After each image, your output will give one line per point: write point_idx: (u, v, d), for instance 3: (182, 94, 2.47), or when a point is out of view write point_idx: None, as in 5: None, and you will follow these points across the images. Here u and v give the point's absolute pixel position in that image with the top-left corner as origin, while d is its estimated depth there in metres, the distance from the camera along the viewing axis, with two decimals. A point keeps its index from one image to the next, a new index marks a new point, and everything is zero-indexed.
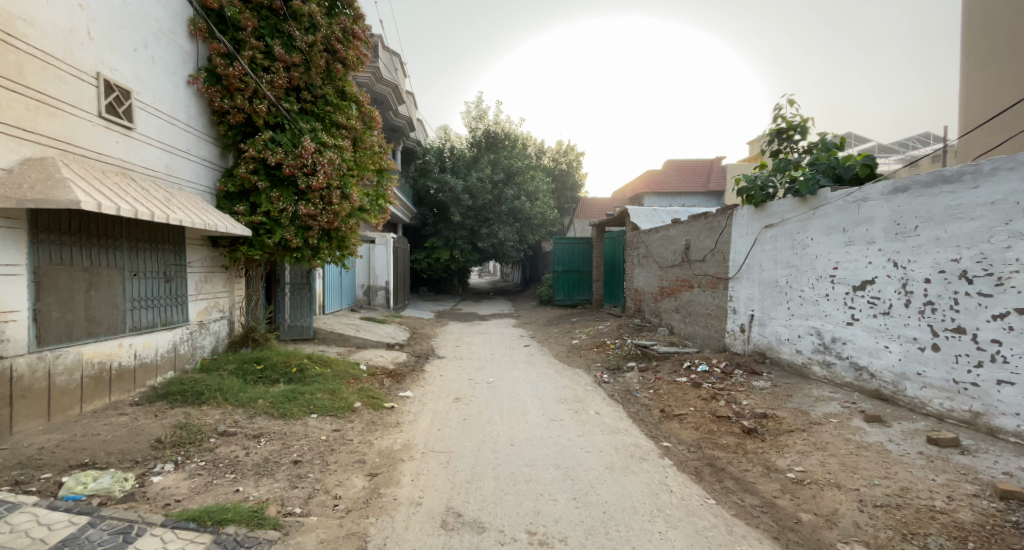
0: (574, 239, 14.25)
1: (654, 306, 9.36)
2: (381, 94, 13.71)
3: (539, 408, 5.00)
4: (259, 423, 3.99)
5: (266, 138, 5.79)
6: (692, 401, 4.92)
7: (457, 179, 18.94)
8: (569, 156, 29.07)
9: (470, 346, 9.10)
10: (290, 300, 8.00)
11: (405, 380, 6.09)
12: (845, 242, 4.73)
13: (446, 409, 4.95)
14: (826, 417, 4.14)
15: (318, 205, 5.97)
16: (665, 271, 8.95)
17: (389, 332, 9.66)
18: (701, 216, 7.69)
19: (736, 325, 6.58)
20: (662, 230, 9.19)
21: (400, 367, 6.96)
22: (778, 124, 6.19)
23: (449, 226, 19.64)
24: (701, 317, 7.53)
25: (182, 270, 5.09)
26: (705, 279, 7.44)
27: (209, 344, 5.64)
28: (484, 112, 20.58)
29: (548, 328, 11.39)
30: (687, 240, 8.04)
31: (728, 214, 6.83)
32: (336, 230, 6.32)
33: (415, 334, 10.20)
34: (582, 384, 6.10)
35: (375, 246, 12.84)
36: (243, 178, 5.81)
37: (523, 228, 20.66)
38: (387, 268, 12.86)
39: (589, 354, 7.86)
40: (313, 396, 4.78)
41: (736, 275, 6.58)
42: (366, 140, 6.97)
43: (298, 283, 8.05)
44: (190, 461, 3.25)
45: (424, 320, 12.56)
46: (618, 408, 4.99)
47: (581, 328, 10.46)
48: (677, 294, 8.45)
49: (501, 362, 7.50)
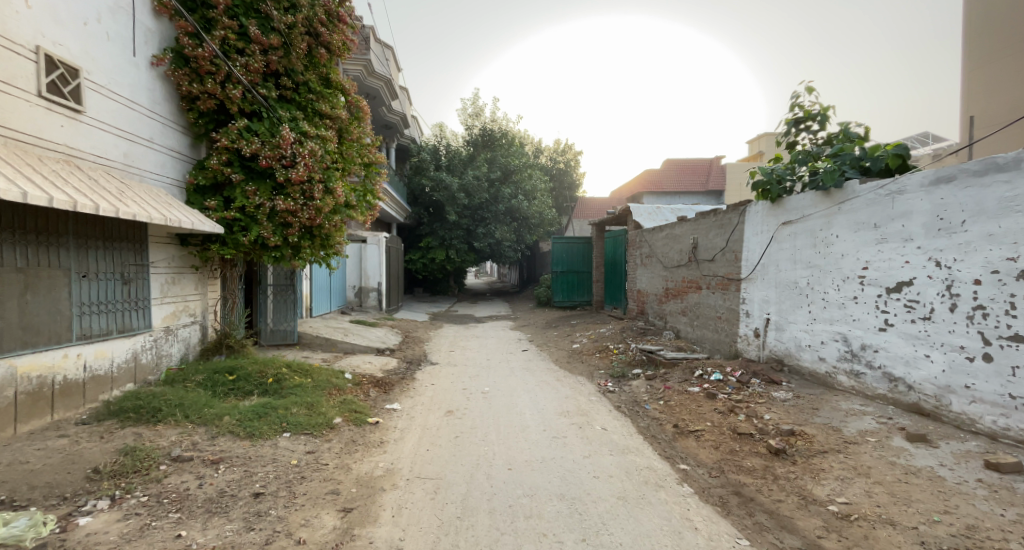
0: (573, 239, 13.79)
1: (659, 308, 8.92)
2: (373, 88, 13.26)
3: (539, 423, 4.53)
4: (223, 445, 3.52)
5: (240, 126, 5.31)
6: (708, 415, 4.47)
7: (453, 177, 18.48)
8: (566, 155, 28.66)
9: (466, 350, 8.62)
10: (274, 304, 7.54)
11: (394, 390, 5.62)
12: (878, 239, 4.28)
13: (436, 425, 4.47)
14: (862, 435, 3.68)
15: (298, 200, 5.50)
16: (670, 272, 8.52)
17: (380, 336, 9.18)
18: (710, 213, 7.24)
19: (750, 329, 6.14)
20: (667, 229, 8.74)
21: (389, 375, 6.48)
22: (795, 113, 5.78)
23: (445, 225, 19.16)
24: (711, 320, 7.08)
25: (144, 271, 4.60)
26: (715, 281, 7.00)
27: (177, 352, 5.15)
28: (480, 109, 20.12)
29: (547, 331, 10.94)
30: (695, 238, 7.59)
31: (741, 210, 6.38)
32: (318, 227, 5.85)
33: (407, 339, 9.71)
34: (585, 394, 5.65)
35: (367, 245, 12.35)
36: (215, 170, 5.32)
37: (521, 228, 20.20)
38: (379, 269, 12.37)
39: (591, 360, 7.40)
40: (288, 411, 4.29)
41: (751, 276, 6.13)
42: (353, 132, 6.49)
43: (282, 285, 7.59)
44: (129, 496, 2.81)
45: (418, 323, 12.09)
46: (626, 423, 4.53)
47: (581, 331, 10.01)
48: (684, 296, 8.01)
49: (498, 368, 7.04)
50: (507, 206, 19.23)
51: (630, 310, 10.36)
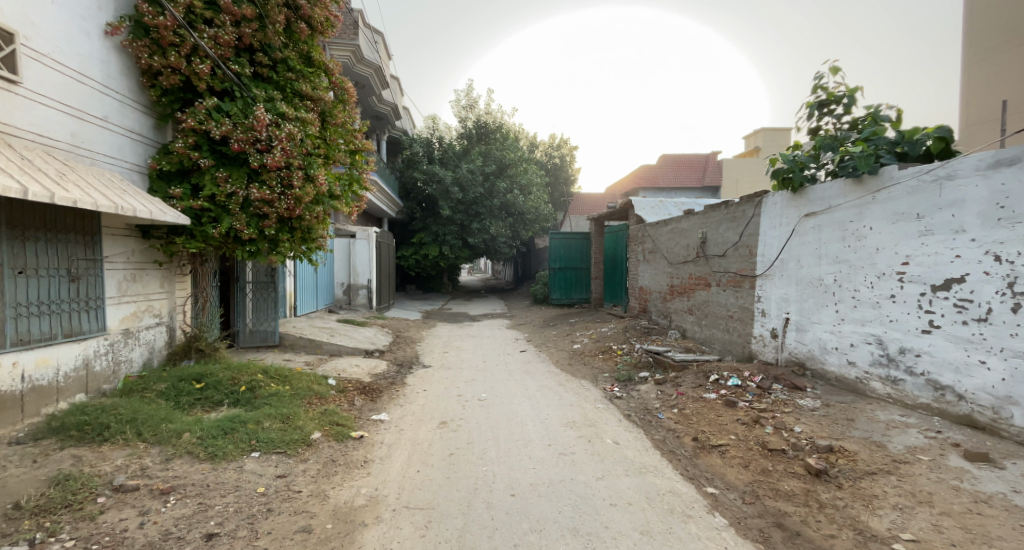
0: (571, 234, 13.32)
1: (664, 307, 8.48)
2: (361, 76, 12.73)
3: (543, 437, 4.06)
4: (178, 469, 3.01)
5: (209, 106, 4.78)
6: (731, 426, 4.02)
7: (447, 171, 17.95)
8: (562, 149, 28.16)
9: (461, 351, 8.14)
10: (253, 303, 7.04)
11: (382, 398, 5.14)
12: (921, 231, 3.85)
13: (428, 439, 3.99)
14: (912, 453, 3.26)
15: (275, 188, 4.99)
16: (675, 268, 8.07)
17: (370, 336, 8.67)
18: (720, 206, 6.76)
19: (766, 330, 5.70)
20: (672, 223, 8.27)
21: (378, 380, 5.99)
22: (818, 96, 5.35)
23: (438, 221, 18.62)
24: (721, 319, 6.66)
25: (96, 267, 4.07)
26: (725, 278, 6.57)
27: (139, 357, 4.62)
28: (474, 101, 19.58)
29: (545, 330, 10.47)
30: (703, 232, 7.13)
31: (756, 202, 5.93)
32: (298, 219, 5.34)
33: (398, 339, 9.21)
34: (591, 400, 5.19)
35: (356, 240, 11.80)
36: (181, 155, 4.78)
37: (516, 224, 19.64)
38: (369, 265, 11.83)
39: (593, 362, 6.94)
40: (260, 425, 3.78)
41: (767, 272, 5.69)
42: (337, 115, 5.97)
43: (261, 282, 7.10)
44: (55, 539, 2.32)
45: (410, 322, 11.57)
46: (639, 436, 4.08)
47: (580, 330, 9.56)
48: (690, 293, 7.58)
49: (495, 371, 6.56)
50: (502, 201, 18.76)
51: (632, 308, 9.92)
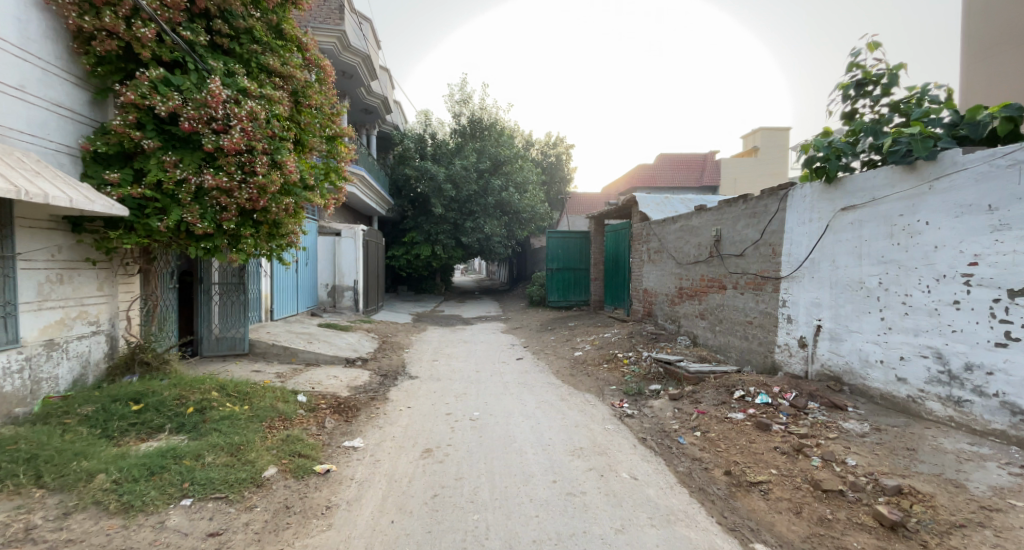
0: (570, 233, 12.67)
1: (672, 311, 7.84)
2: (348, 65, 12.08)
3: (546, 469, 3.42)
4: (76, 529, 2.42)
5: (154, 77, 4.10)
6: (769, 457, 3.40)
7: (439, 167, 17.27)
8: (558, 147, 27.51)
9: (452, 359, 7.46)
10: (221, 308, 6.39)
11: (359, 418, 4.47)
12: (992, 225, 3.24)
13: (407, 473, 3.34)
14: (1002, 498, 2.64)
15: (235, 175, 4.35)
16: (685, 269, 7.44)
17: (353, 342, 7.98)
18: (736, 200, 6.15)
19: (793, 338, 5.07)
20: (681, 220, 7.65)
21: (357, 395, 5.31)
22: (854, 75, 4.73)
23: (430, 219, 17.92)
24: (738, 325, 6.03)
25: (5, 266, 3.43)
26: (743, 280, 5.95)
27: (67, 374, 3.96)
28: (468, 96, 18.91)
29: (542, 334, 9.82)
30: (717, 230, 6.51)
31: (781, 195, 5.31)
32: (264, 211, 4.69)
33: (385, 345, 8.52)
34: (599, 420, 4.55)
35: (341, 239, 11.10)
36: (120, 135, 4.10)
37: (512, 223, 19.30)
38: (355, 265, 11.13)
39: (598, 372, 6.30)
40: (201, 460, 3.11)
41: (795, 273, 5.07)
42: (311, 95, 5.31)
43: (230, 285, 6.45)
44: None
45: (399, 325, 10.88)
46: (659, 468, 3.43)
47: (581, 335, 8.92)
48: (702, 297, 6.95)
49: (489, 383, 5.90)
50: (497, 199, 18.11)
51: (635, 311, 9.29)
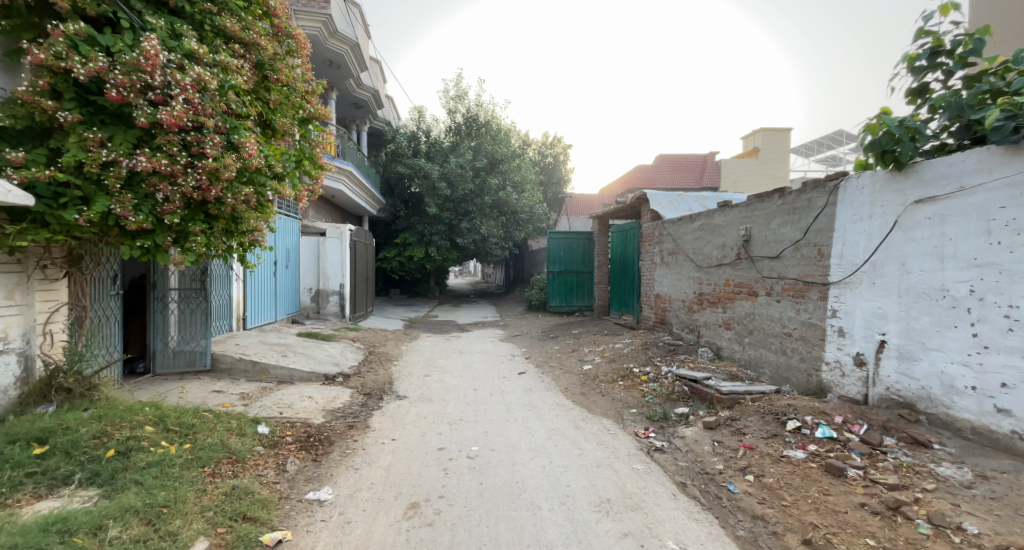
0: (571, 234, 11.87)
1: (690, 319, 7.07)
2: (335, 53, 11.29)
3: (568, 535, 2.63)
4: None
5: (74, 33, 3.29)
6: (858, 519, 2.63)
7: (434, 164, 16.47)
8: (556, 147, 26.73)
9: (446, 373, 6.66)
10: (179, 317, 5.59)
11: (331, 457, 3.67)
12: None
13: (386, 543, 2.54)
14: None
15: (178, 158, 3.59)
16: (705, 273, 6.66)
17: (336, 353, 7.15)
18: (769, 195, 5.39)
19: (847, 356, 4.30)
20: (700, 219, 6.86)
21: (333, 423, 4.49)
22: (924, 43, 4.00)
23: (423, 219, 17.08)
24: (774, 338, 5.27)
25: None
26: (779, 285, 5.18)
27: None
28: (464, 91, 18.10)
29: (545, 343, 9.02)
30: (745, 229, 5.74)
31: (830, 188, 4.53)
32: (217, 203, 3.93)
33: (371, 356, 7.69)
34: (623, 456, 3.76)
35: (326, 239, 10.26)
36: (30, 105, 3.28)
37: (510, 223, 18.64)
38: (341, 267, 10.28)
39: (612, 391, 5.52)
40: (106, 533, 2.30)
41: (848, 279, 4.29)
42: (280, 68, 4.51)
43: (190, 291, 5.67)
44: None
45: (389, 333, 10.05)
46: (712, 534, 2.66)
47: (588, 345, 8.14)
48: (726, 304, 6.18)
49: (489, 405, 5.10)
50: (493, 198, 17.33)
51: (646, 318, 8.53)
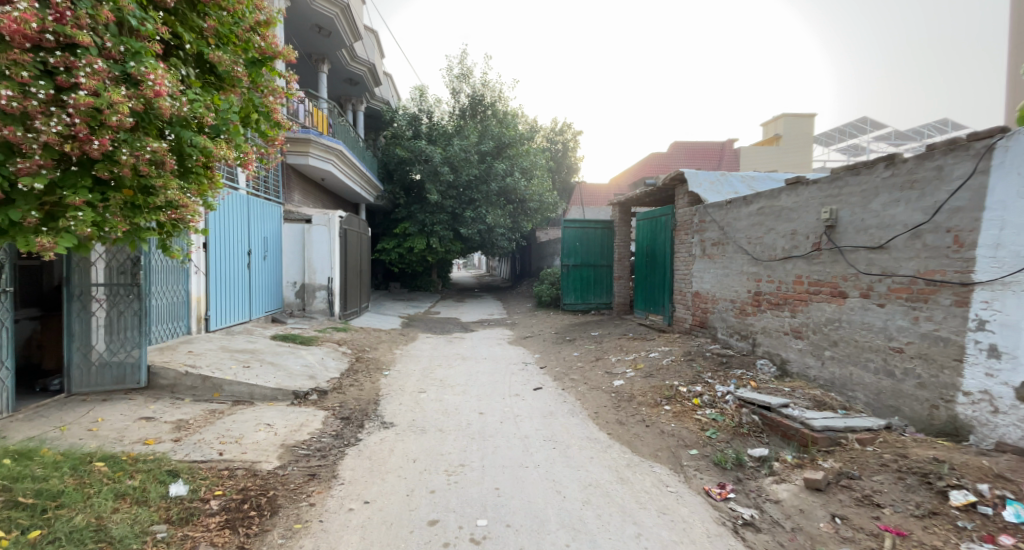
0: (588, 223, 10.56)
1: (743, 324, 5.81)
2: (324, 17, 10.22)
3: None
4: None
5: None
6: None
7: (436, 148, 15.20)
8: (566, 134, 25.31)
9: (445, 388, 5.44)
10: (105, 321, 4.40)
11: (267, 540, 2.47)
12: None
13: None
14: None
15: (33, 90, 2.43)
16: (766, 268, 5.40)
17: (313, 361, 5.95)
18: (869, 165, 4.11)
19: (1006, 387, 3.04)
20: (759, 201, 5.58)
21: (288, 471, 3.30)
22: None
23: (425, 208, 15.82)
24: (875, 353, 4.00)
25: None
26: (885, 285, 3.92)
27: None
28: (469, 69, 16.77)
29: (561, 347, 7.79)
30: (830, 211, 4.47)
31: (978, 150, 3.27)
32: (109, 161, 2.77)
33: (358, 363, 6.50)
34: (701, 539, 2.54)
35: (312, 227, 9.04)
36: None
37: (518, 213, 17.41)
38: (329, 259, 9.05)
39: (658, 418, 4.28)
40: None
41: (1009, 278, 3.04)
42: None
43: (119, 286, 4.46)
44: None
45: (383, 333, 8.84)
46: None
47: (613, 351, 6.90)
48: (797, 307, 4.92)
49: (499, 440, 3.89)
50: (500, 185, 16.06)
51: (682, 321, 7.26)
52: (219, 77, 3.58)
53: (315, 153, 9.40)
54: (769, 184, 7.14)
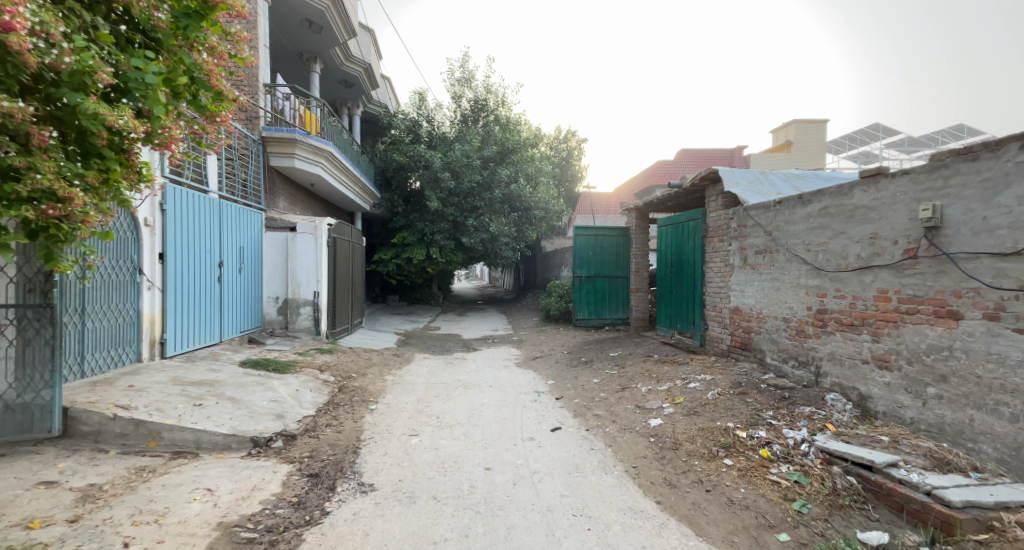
0: (602, 231, 9.59)
1: (802, 347, 4.82)
2: (313, 8, 9.35)
3: None
4: None
5: None
6: None
7: (436, 152, 14.33)
8: (569, 142, 24.49)
9: (442, 428, 4.42)
10: (13, 354, 3.46)
11: None
12: None
13: None
14: None
15: None
16: (836, 280, 4.41)
17: (285, 393, 4.97)
18: (995, 147, 3.17)
19: None
20: (822, 200, 4.62)
21: None
22: None
23: (424, 216, 14.89)
24: (1012, 395, 3.02)
25: None
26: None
27: None
28: (471, 72, 15.98)
29: (578, 371, 6.76)
30: (935, 208, 3.51)
31: None
32: None
33: (341, 393, 5.52)
34: None
35: (297, 235, 8.02)
36: None
37: (522, 221, 16.49)
38: (315, 270, 8.01)
39: (720, 478, 3.27)
40: None
41: None
42: None
43: (29, 308, 3.50)
44: None
45: (375, 354, 7.87)
46: None
47: (641, 377, 5.88)
48: (884, 331, 3.93)
49: (513, 515, 2.88)
50: (503, 192, 15.17)
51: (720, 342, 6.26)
52: (149, 35, 2.70)
53: (301, 154, 8.43)
54: (816, 184, 6.21)
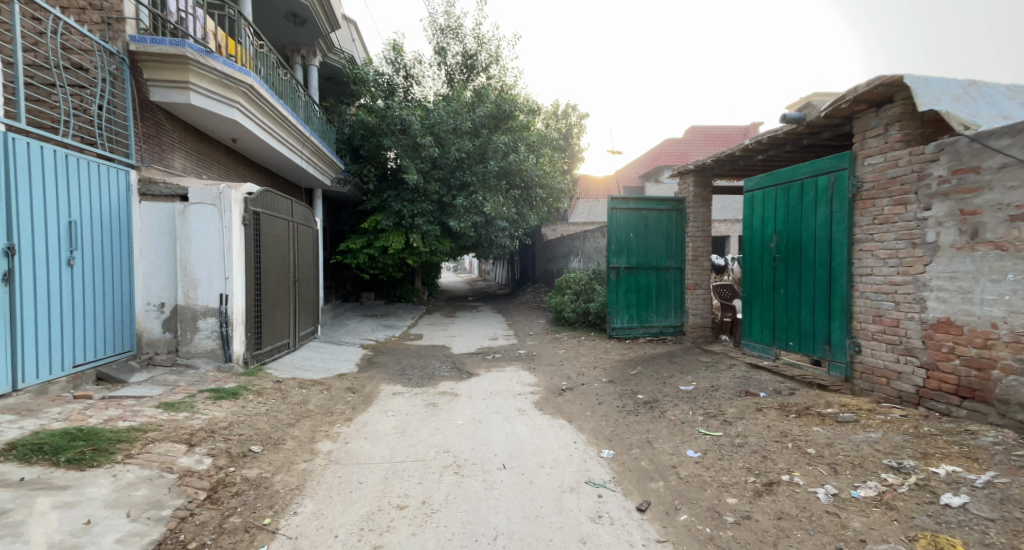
0: (647, 204, 6.86)
1: None
2: None
3: None
4: None
5: None
6: None
7: (416, 113, 11.44)
8: (569, 117, 21.71)
9: None
10: None
11: None
12: None
13: None
14: None
15: None
16: None
17: (47, 539, 2.18)
18: None
19: None
20: None
21: None
22: None
23: (402, 194, 12.05)
24: None
25: None
26: None
27: None
28: (459, 19, 13.13)
29: (647, 425, 4.04)
30: None
31: None
32: None
33: (207, 508, 2.72)
34: None
35: (189, 207, 5.08)
36: None
37: (522, 201, 13.71)
38: (220, 263, 5.11)
39: None
40: None
41: None
42: None
43: None
44: None
45: (315, 392, 5.05)
46: None
47: (787, 450, 3.18)
48: None
49: None
50: (500, 164, 12.38)
51: (913, 381, 3.54)
52: None
53: (201, 87, 5.52)
54: None
